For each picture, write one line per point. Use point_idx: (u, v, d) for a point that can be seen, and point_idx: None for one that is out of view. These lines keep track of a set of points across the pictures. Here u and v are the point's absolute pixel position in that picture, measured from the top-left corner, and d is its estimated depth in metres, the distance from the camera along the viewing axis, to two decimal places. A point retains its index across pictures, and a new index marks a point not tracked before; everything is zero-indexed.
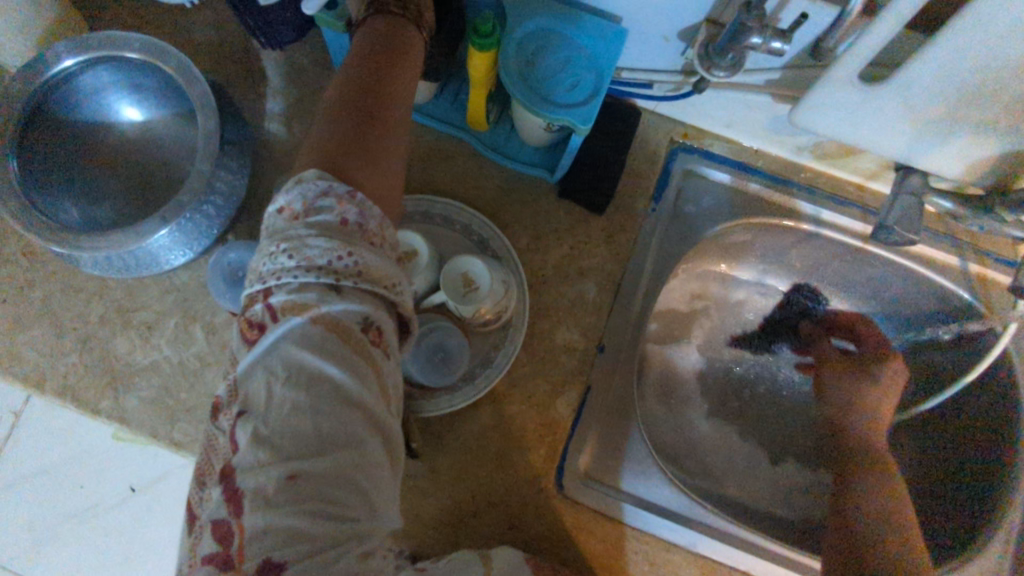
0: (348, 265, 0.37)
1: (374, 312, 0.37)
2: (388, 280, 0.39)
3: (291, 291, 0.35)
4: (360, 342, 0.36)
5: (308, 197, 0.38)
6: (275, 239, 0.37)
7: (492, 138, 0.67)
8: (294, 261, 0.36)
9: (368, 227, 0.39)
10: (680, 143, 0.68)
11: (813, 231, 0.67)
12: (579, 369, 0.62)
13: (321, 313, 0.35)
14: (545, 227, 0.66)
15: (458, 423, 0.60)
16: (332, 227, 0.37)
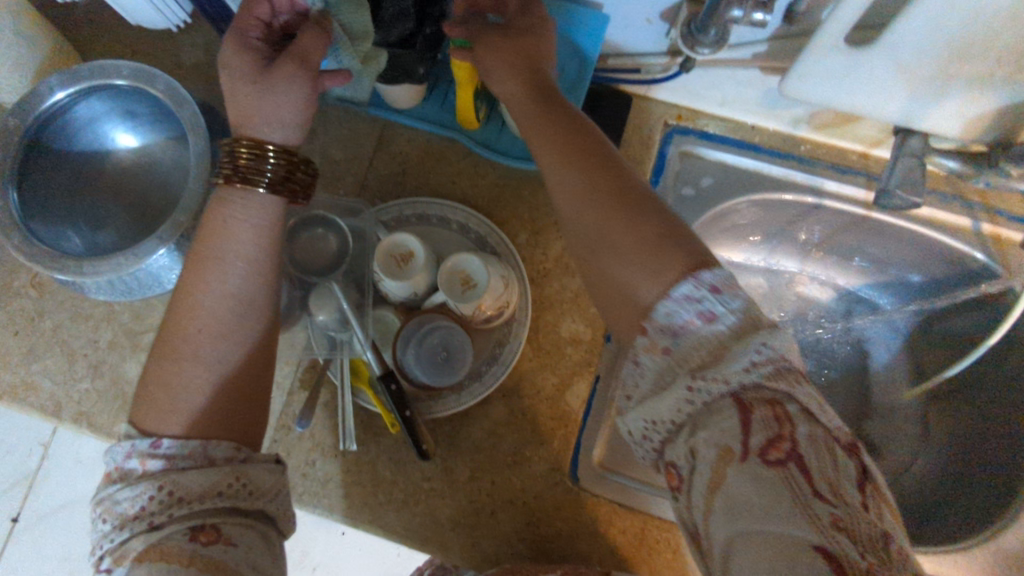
0: (160, 497, 0.39)
1: (203, 517, 0.39)
2: (217, 486, 0.41)
3: (124, 550, 0.39)
4: (189, 549, 0.37)
5: (122, 460, 0.41)
6: (95, 509, 0.41)
7: (483, 137, 0.67)
8: (109, 524, 0.40)
9: (183, 463, 0.41)
10: (676, 125, 0.66)
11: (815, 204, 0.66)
12: (586, 360, 0.62)
13: (153, 550, 0.38)
14: (542, 219, 0.66)
15: (469, 422, 0.60)
16: (139, 473, 0.41)
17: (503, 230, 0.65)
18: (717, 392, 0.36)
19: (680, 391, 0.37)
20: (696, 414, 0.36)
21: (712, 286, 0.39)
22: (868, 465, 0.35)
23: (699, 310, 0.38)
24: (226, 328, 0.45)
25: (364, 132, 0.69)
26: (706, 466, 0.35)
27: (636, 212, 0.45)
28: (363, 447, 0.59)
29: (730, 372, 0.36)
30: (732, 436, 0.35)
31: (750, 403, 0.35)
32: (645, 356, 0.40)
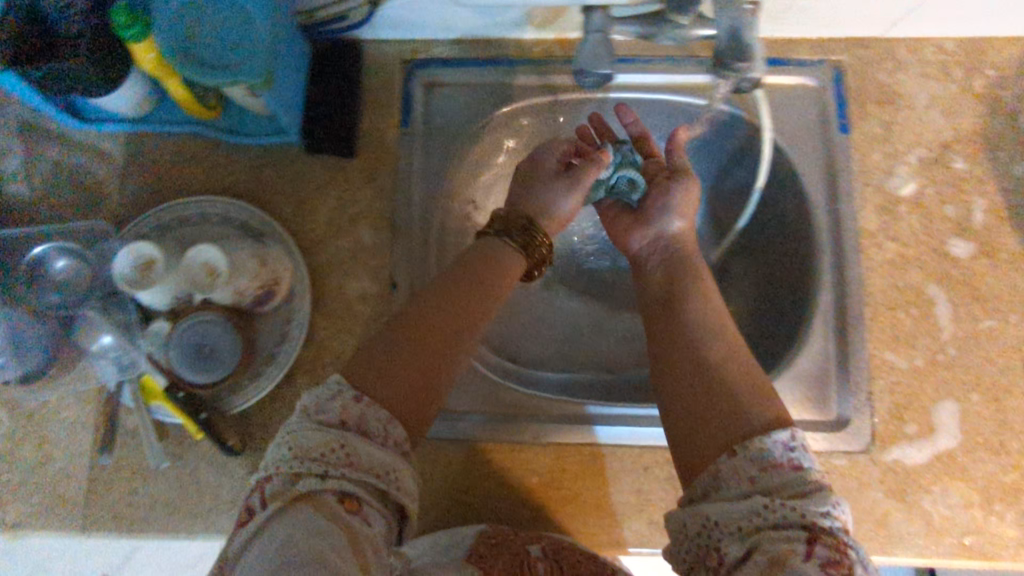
0: (339, 454, 0.40)
1: (361, 490, 0.39)
2: (381, 469, 0.40)
3: (284, 489, 0.38)
4: (331, 507, 0.38)
5: (321, 399, 0.42)
6: (285, 438, 0.41)
7: (227, 123, 0.65)
8: (292, 452, 0.40)
9: (369, 424, 0.42)
10: (412, 61, 0.67)
11: (560, 99, 0.68)
12: (378, 312, 0.62)
13: (298, 499, 0.38)
14: (305, 188, 0.65)
15: (279, 405, 0.60)
16: (336, 423, 0.41)
17: (270, 210, 0.65)
18: (791, 517, 0.38)
19: (753, 503, 0.40)
20: (763, 529, 0.38)
21: (798, 444, 0.42)
22: (858, 563, 0.37)
23: (790, 457, 0.41)
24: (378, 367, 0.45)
25: (107, 152, 0.66)
26: (761, 565, 0.37)
27: (727, 370, 0.48)
28: (182, 460, 0.59)
29: (808, 509, 0.38)
30: (793, 547, 0.37)
31: (819, 531, 0.38)
32: (729, 477, 0.42)
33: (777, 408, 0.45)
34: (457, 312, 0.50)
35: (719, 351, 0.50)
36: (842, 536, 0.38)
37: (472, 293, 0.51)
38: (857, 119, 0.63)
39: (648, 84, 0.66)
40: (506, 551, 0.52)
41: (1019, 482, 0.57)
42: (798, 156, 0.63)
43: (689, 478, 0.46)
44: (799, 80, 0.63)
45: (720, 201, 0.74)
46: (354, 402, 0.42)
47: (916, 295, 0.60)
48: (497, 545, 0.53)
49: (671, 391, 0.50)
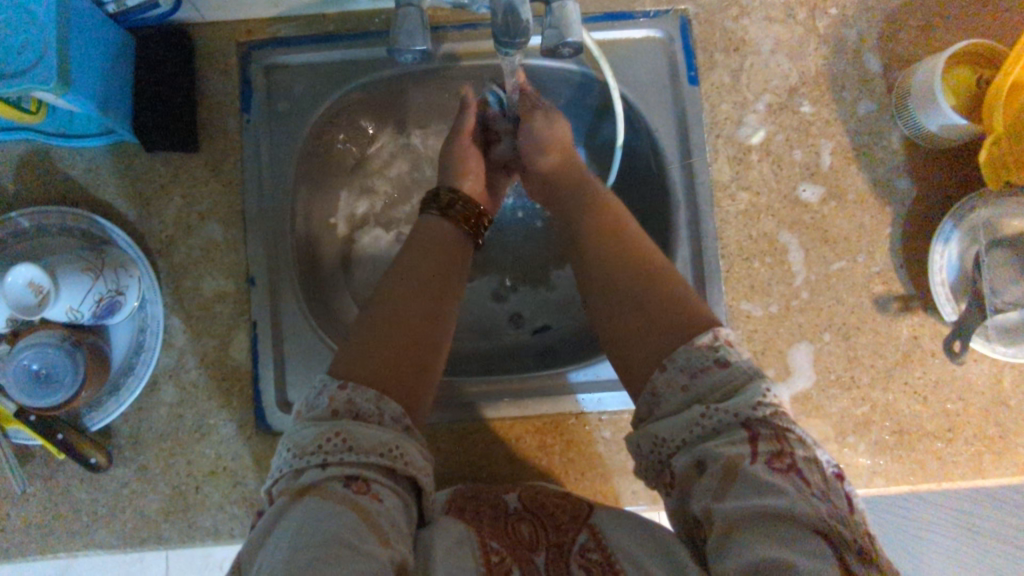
0: (337, 442, 0.41)
1: (363, 469, 0.41)
2: (383, 447, 0.42)
3: (290, 484, 0.40)
4: (342, 495, 0.39)
5: (310, 398, 0.44)
6: (287, 442, 0.42)
7: (54, 123, 0.61)
8: (290, 453, 0.42)
9: (359, 405, 0.43)
10: (247, 43, 0.64)
11: (408, 72, 0.66)
12: (238, 310, 0.61)
13: (310, 488, 0.40)
14: (148, 188, 0.62)
15: (145, 415, 0.59)
16: (326, 416, 0.42)
17: (114, 215, 0.62)
18: (728, 421, 0.40)
19: (692, 414, 0.41)
20: (704, 438, 0.41)
21: (720, 341, 0.44)
22: (798, 442, 0.39)
23: (718, 357, 0.43)
24: (378, 337, 0.47)
25: None
26: (718, 472, 0.39)
27: (641, 284, 0.50)
28: (50, 479, 0.58)
29: (744, 406, 0.40)
30: (740, 451, 0.39)
31: (757, 426, 0.39)
32: (665, 390, 0.44)
33: (702, 313, 0.47)
34: (432, 294, 0.51)
35: (639, 260, 0.51)
36: (777, 421, 0.40)
37: (446, 276, 0.53)
38: (705, 69, 0.63)
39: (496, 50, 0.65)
40: (485, 502, 0.54)
41: (870, 414, 0.60)
42: (648, 111, 0.63)
43: (635, 396, 0.47)
44: (645, 33, 0.63)
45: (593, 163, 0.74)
46: (340, 392, 0.43)
47: (770, 243, 0.62)
48: (481, 498, 0.55)
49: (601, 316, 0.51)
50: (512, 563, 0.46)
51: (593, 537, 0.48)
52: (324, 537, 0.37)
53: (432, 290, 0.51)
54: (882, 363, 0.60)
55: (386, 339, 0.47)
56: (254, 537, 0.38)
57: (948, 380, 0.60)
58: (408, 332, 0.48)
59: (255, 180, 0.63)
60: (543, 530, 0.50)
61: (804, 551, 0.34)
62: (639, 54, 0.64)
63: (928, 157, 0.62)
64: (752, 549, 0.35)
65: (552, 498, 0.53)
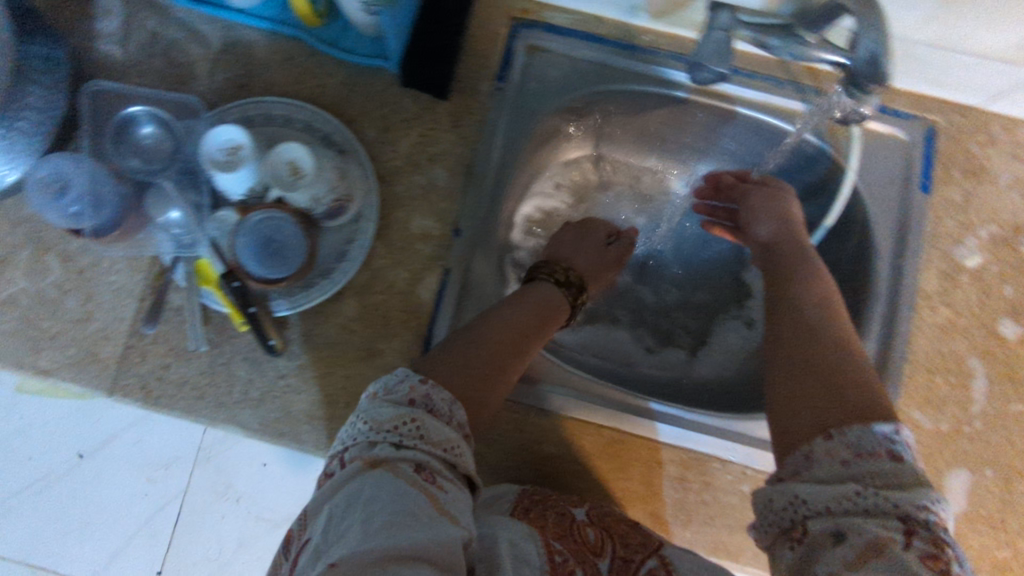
0: (413, 426, 0.42)
1: (431, 454, 0.41)
2: (448, 443, 0.43)
3: (361, 454, 0.41)
4: (414, 474, 0.40)
5: (391, 382, 0.45)
6: (360, 415, 0.44)
7: (329, 34, 0.66)
8: (365, 426, 0.43)
9: (434, 402, 0.45)
10: (521, 20, 0.68)
11: (653, 93, 0.69)
12: (436, 254, 0.63)
13: (379, 460, 0.40)
14: (392, 118, 0.65)
15: (321, 319, 0.61)
16: (403, 404, 0.44)
17: (353, 130, 0.65)
18: (884, 506, 0.39)
19: (844, 489, 0.41)
20: (852, 512, 0.40)
21: (902, 438, 0.43)
22: (956, 560, 0.38)
23: (893, 450, 0.42)
24: (490, 357, 0.51)
25: (205, 34, 0.66)
26: (858, 546, 0.38)
27: (832, 358, 0.49)
28: (218, 346, 0.60)
29: (907, 499, 0.39)
30: (891, 535, 0.38)
31: (918, 524, 0.39)
32: (823, 457, 0.43)
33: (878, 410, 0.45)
34: (523, 341, 0.55)
35: (832, 340, 0.51)
36: (939, 529, 0.39)
37: (543, 327, 0.57)
38: (941, 182, 0.64)
39: (743, 100, 0.67)
40: (552, 508, 0.53)
41: (1011, 563, 0.58)
42: (873, 204, 0.65)
43: (781, 459, 0.47)
44: (892, 130, 0.65)
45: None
46: (420, 385, 0.45)
47: (956, 363, 0.61)
48: (547, 502, 0.54)
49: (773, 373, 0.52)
50: (574, 564, 0.49)
51: (661, 564, 0.50)
52: (400, 505, 0.37)
53: (525, 334, 0.55)
54: None
55: (478, 356, 0.51)
56: (324, 494, 0.40)
57: None
58: (499, 361, 0.52)
59: (490, 144, 0.65)
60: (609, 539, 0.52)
61: None
62: (877, 148, 0.65)
63: None
64: None
65: (619, 522, 0.54)
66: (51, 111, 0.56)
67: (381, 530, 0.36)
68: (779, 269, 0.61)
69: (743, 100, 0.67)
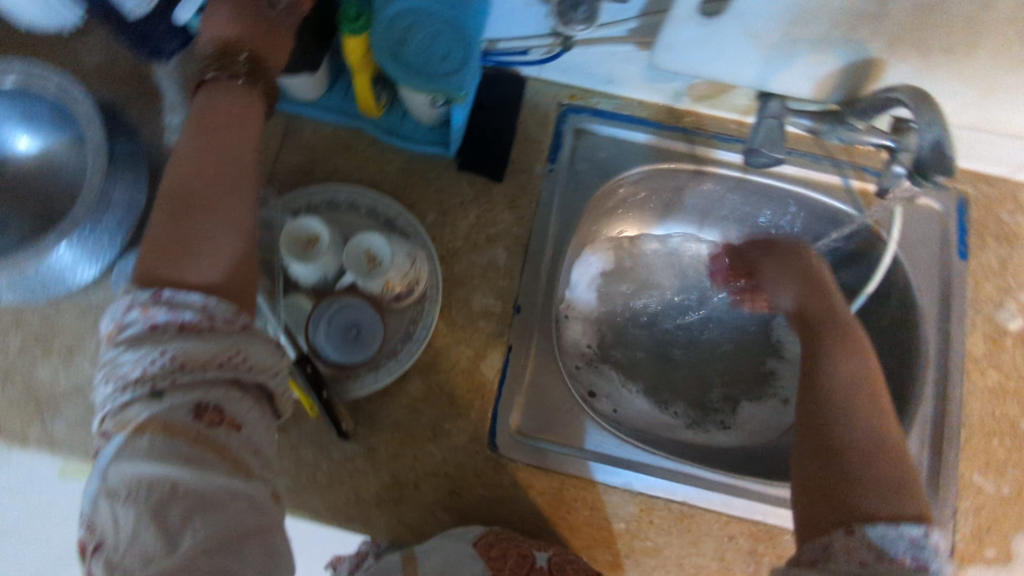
0: (162, 363, 0.38)
1: (206, 394, 0.39)
2: (219, 358, 0.40)
3: (120, 418, 0.37)
4: (193, 429, 0.38)
5: (120, 319, 0.40)
6: (104, 373, 0.39)
7: (388, 123, 0.68)
8: (109, 387, 0.38)
9: (182, 315, 0.40)
10: (568, 105, 0.72)
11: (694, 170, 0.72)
12: (497, 332, 0.64)
13: (152, 420, 0.37)
14: (450, 201, 0.68)
15: (387, 400, 0.61)
16: (143, 335, 0.39)
17: (412, 213, 0.68)
18: None
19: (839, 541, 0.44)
20: None
21: (929, 543, 0.42)
22: None
23: (917, 556, 0.41)
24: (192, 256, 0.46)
25: (269, 125, 0.69)
26: None
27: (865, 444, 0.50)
28: (287, 431, 0.60)
29: None
30: None
31: None
32: (841, 551, 0.43)
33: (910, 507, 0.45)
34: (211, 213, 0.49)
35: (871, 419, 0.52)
36: None
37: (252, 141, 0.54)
38: (976, 248, 0.67)
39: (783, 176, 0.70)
40: (513, 547, 0.55)
41: None
42: (914, 270, 0.67)
43: (802, 543, 0.48)
44: (924, 202, 0.69)
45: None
46: (148, 306, 0.40)
47: (1011, 426, 0.63)
48: (508, 540, 0.55)
49: (802, 455, 0.53)
50: None
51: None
52: (174, 472, 0.36)
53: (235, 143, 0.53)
54: None
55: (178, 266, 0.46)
56: (93, 487, 0.36)
57: None
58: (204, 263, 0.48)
59: (544, 223, 0.68)
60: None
61: None
62: (913, 220, 0.69)
63: None
64: None
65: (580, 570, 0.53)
66: (130, 210, 0.59)
67: (183, 525, 0.35)
68: (816, 333, 0.63)
69: (786, 176, 0.70)
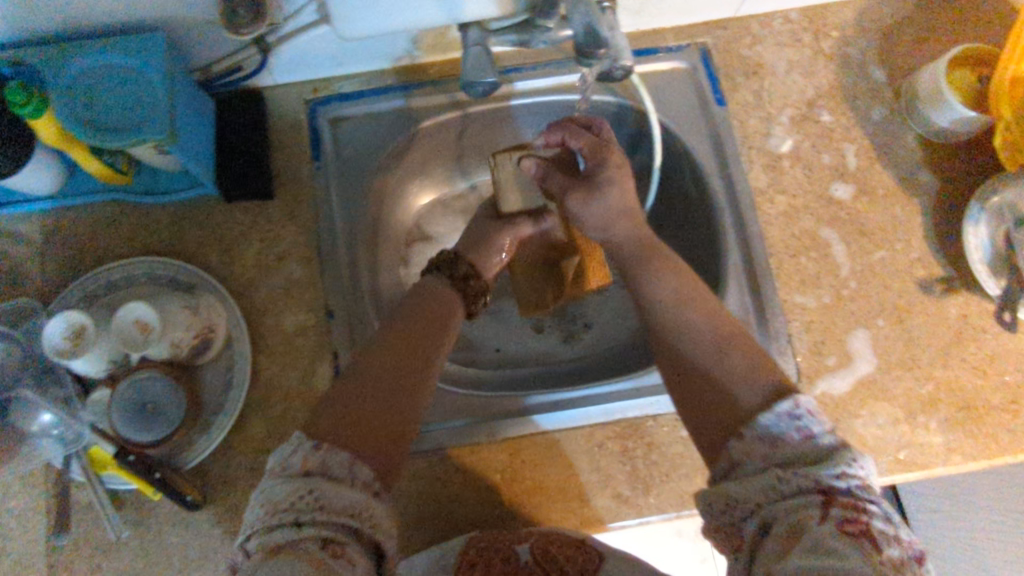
0: (312, 501, 0.40)
1: (327, 531, 0.39)
2: (354, 508, 0.41)
3: (263, 544, 0.39)
4: (320, 559, 0.38)
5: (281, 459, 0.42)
6: (281, 507, 0.40)
7: (143, 183, 0.66)
8: (285, 524, 0.39)
9: (334, 467, 0.42)
10: (313, 99, 0.71)
11: (459, 115, 0.72)
12: (319, 342, 0.64)
13: (281, 550, 0.38)
14: (230, 236, 0.67)
15: (234, 450, 0.60)
16: (301, 474, 0.41)
17: (197, 262, 0.66)
18: (804, 484, 0.43)
19: (767, 479, 0.44)
20: (776, 499, 0.43)
21: (803, 411, 0.46)
22: (877, 516, 0.41)
23: (856, 499, 0.41)
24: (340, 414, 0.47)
25: (20, 233, 0.66)
26: (783, 532, 0.41)
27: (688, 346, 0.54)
28: (146, 521, 0.58)
29: (822, 475, 0.43)
30: (811, 511, 0.41)
31: (836, 494, 0.42)
32: (744, 456, 0.46)
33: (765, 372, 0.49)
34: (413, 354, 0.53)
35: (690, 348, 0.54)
36: (858, 492, 0.42)
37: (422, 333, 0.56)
38: (730, 91, 0.70)
39: (535, 89, 0.71)
40: (496, 552, 0.54)
41: (936, 393, 0.62)
42: (684, 132, 0.70)
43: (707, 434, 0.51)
44: (671, 64, 0.71)
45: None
46: (311, 456, 0.43)
47: (812, 239, 0.66)
48: (489, 547, 0.55)
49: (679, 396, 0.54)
50: None
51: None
52: None
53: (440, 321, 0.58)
54: (938, 343, 0.63)
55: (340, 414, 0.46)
56: None
57: (1004, 354, 0.63)
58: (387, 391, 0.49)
59: (327, 222, 0.68)
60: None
61: None
62: (666, 85, 0.71)
63: (944, 150, 0.68)
64: None
65: (564, 549, 0.56)
66: None
67: None
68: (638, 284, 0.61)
69: (539, 89, 0.71)
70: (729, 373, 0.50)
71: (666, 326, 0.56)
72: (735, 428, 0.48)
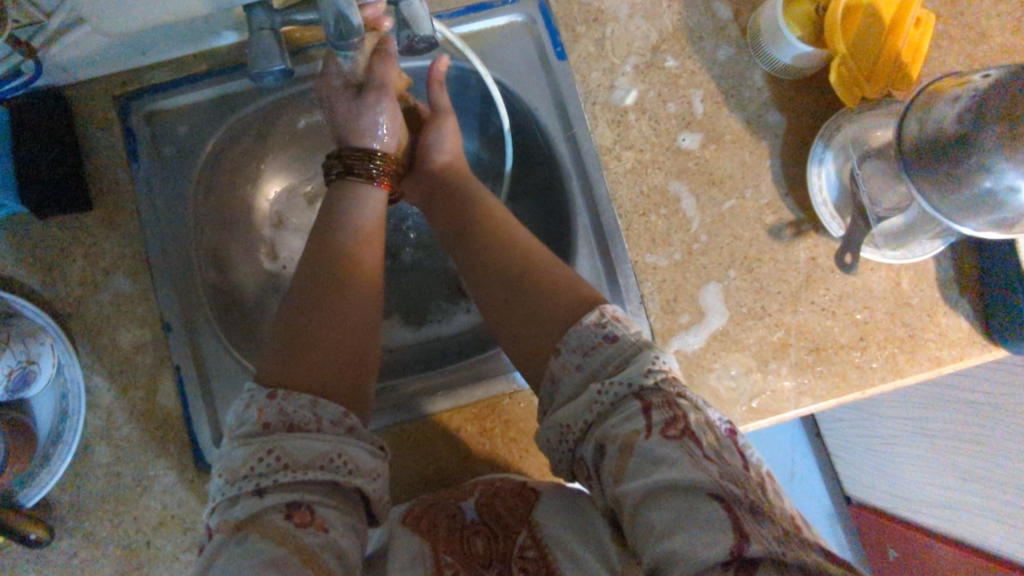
0: (272, 462, 0.39)
1: (301, 496, 0.38)
2: (323, 459, 0.40)
3: (225, 518, 0.38)
4: (282, 529, 0.37)
5: (240, 411, 0.42)
6: (252, 460, 0.39)
7: None
8: (247, 486, 0.38)
9: (294, 416, 0.41)
10: (123, 95, 0.65)
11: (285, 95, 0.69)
12: (159, 357, 0.61)
13: (250, 521, 0.37)
14: (47, 255, 0.62)
15: (80, 481, 0.58)
16: (257, 433, 0.40)
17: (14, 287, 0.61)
18: (622, 392, 0.40)
19: (590, 394, 0.42)
20: (603, 414, 0.40)
21: (608, 319, 0.45)
22: (689, 409, 0.39)
23: (667, 398, 0.40)
24: (294, 346, 0.45)
25: None
26: (616, 453, 0.38)
27: (503, 265, 0.52)
28: None
29: (635, 376, 0.41)
30: (635, 425, 0.38)
31: (650, 396, 0.40)
32: (561, 372, 0.44)
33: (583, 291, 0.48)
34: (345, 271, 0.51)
35: (514, 258, 0.52)
36: (669, 388, 0.40)
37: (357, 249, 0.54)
38: (570, 43, 0.66)
39: None
40: (441, 511, 0.50)
41: (786, 339, 0.62)
42: (524, 90, 0.68)
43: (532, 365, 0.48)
44: (507, 19, 0.67)
45: (490, 152, 0.77)
46: (269, 402, 0.42)
47: (661, 195, 0.64)
48: (435, 507, 0.50)
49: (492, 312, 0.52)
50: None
51: (532, 535, 0.45)
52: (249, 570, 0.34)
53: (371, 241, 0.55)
54: (787, 288, 0.63)
55: (296, 347, 0.45)
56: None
57: (850, 292, 0.64)
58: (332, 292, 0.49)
59: (155, 227, 0.64)
60: (495, 538, 0.47)
61: (700, 522, 0.33)
62: (501, 44, 0.68)
63: (790, 88, 0.66)
64: (656, 532, 0.34)
65: (507, 501, 0.49)
66: None
67: None
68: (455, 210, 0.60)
69: None
70: (539, 288, 0.49)
71: (486, 254, 0.54)
72: (555, 343, 0.46)
